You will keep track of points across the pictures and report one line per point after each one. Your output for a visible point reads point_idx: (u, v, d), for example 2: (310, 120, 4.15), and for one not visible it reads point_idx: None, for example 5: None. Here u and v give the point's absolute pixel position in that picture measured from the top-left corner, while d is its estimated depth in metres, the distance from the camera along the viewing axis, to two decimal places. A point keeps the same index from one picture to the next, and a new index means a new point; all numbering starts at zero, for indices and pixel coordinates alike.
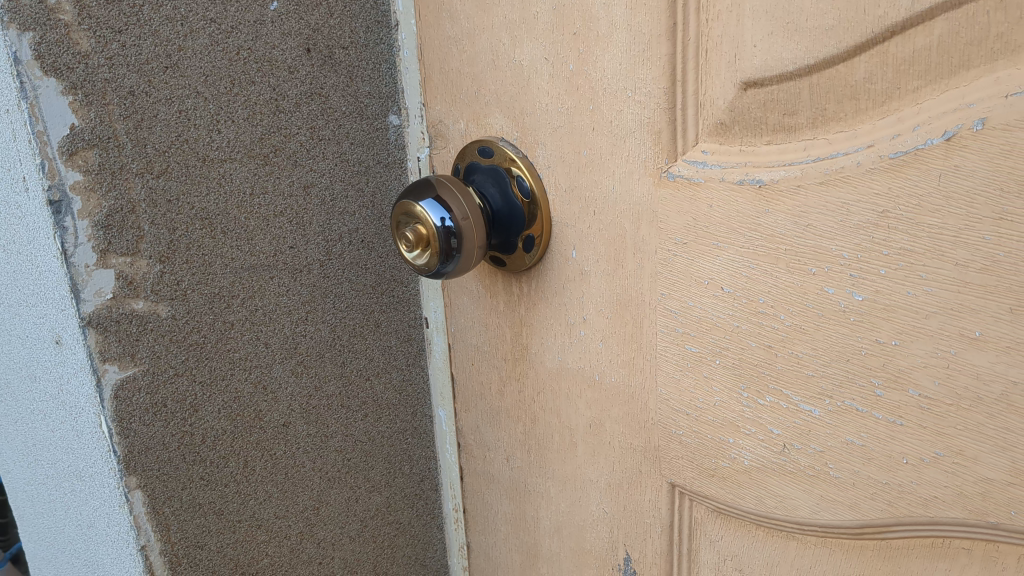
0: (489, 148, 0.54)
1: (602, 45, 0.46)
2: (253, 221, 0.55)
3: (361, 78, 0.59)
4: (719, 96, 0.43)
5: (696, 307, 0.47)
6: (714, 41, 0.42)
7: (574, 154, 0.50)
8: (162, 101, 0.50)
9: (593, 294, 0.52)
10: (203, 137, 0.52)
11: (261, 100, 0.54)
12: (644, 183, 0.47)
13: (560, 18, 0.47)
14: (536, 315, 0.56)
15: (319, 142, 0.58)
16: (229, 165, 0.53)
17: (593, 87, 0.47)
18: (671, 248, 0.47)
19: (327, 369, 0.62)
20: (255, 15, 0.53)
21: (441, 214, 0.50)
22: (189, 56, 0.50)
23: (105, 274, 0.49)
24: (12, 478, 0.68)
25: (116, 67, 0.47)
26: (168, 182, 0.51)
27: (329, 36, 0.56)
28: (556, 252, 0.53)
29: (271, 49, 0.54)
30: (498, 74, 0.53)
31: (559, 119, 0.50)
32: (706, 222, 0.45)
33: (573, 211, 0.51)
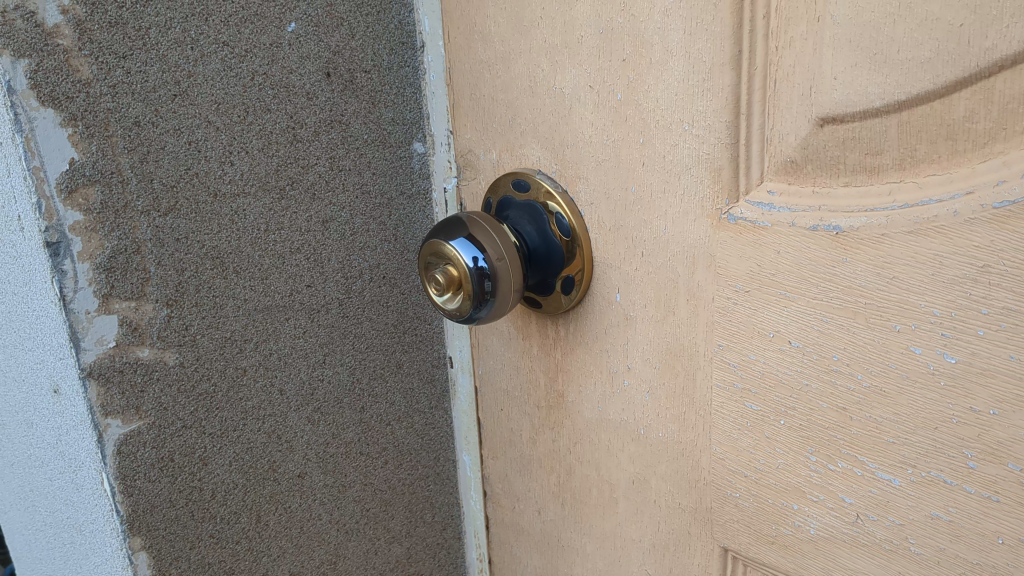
0: (523, 182, 0.49)
1: (654, 73, 0.42)
2: (267, 259, 0.51)
3: (384, 103, 0.53)
4: (791, 131, 0.38)
5: (758, 362, 0.42)
6: (785, 71, 0.38)
7: (619, 191, 0.45)
8: (169, 132, 0.46)
9: (640, 343, 0.47)
10: (215, 170, 0.48)
11: (277, 129, 0.49)
12: (701, 225, 0.42)
13: (607, 44, 0.43)
14: (573, 361, 0.52)
15: (339, 173, 0.52)
16: (243, 200, 0.49)
17: (643, 118, 0.43)
18: (732, 296, 0.42)
19: (346, 416, 0.57)
20: (272, 38, 0.48)
21: (473, 254, 0.46)
22: (199, 83, 0.46)
23: (107, 321, 0.46)
24: (15, 516, 0.65)
25: (120, 96, 0.44)
26: (176, 220, 0.47)
27: (351, 59, 0.51)
28: (598, 294, 0.49)
29: (288, 74, 0.49)
30: (535, 102, 0.47)
31: (604, 152, 0.45)
32: (772, 269, 0.40)
33: (618, 252, 0.47)
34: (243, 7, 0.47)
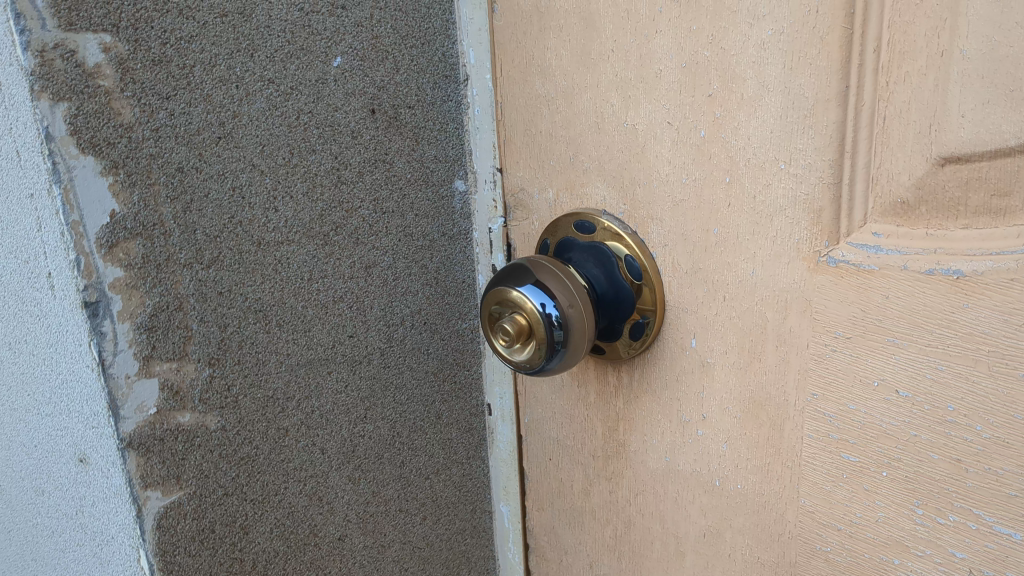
0: (587, 223, 0.46)
1: (746, 110, 0.39)
2: (310, 310, 0.47)
3: (427, 141, 0.50)
4: (903, 171, 0.36)
5: (859, 412, 0.40)
6: (895, 108, 0.36)
7: (699, 233, 0.43)
8: (213, 178, 0.42)
9: (718, 391, 0.45)
10: (258, 217, 0.44)
11: (321, 171, 0.46)
12: (795, 268, 0.40)
13: (690, 78, 0.40)
14: (637, 410, 0.49)
15: (382, 216, 0.49)
16: (287, 248, 0.46)
17: (731, 157, 0.40)
18: (829, 342, 0.40)
19: (386, 472, 0.54)
20: (318, 73, 0.44)
21: (543, 300, 0.43)
22: (244, 124, 0.42)
23: (148, 385, 0.42)
24: None
25: (163, 139, 0.40)
26: (220, 274, 0.43)
27: (395, 94, 0.48)
28: (670, 340, 0.46)
29: (334, 111, 0.46)
30: (602, 138, 0.45)
31: (683, 192, 0.43)
32: (879, 315, 0.38)
33: (695, 296, 0.44)
34: (290, 41, 0.43)
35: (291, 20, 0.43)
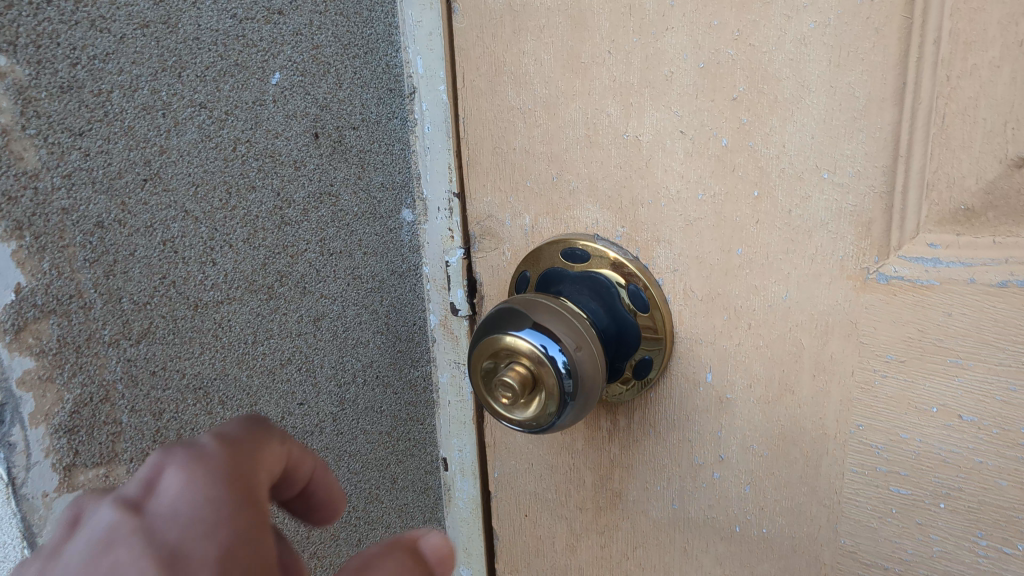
0: (579, 250, 0.41)
1: (779, 115, 0.34)
2: (255, 379, 0.39)
3: (373, 166, 0.43)
4: (970, 173, 0.31)
5: (912, 441, 0.36)
6: (961, 105, 0.31)
7: (717, 255, 0.38)
8: (140, 231, 0.33)
9: (740, 429, 0.40)
10: (194, 274, 0.35)
11: (263, 212, 0.38)
12: (839, 287, 0.36)
13: (709, 81, 0.35)
14: (637, 455, 0.44)
15: (329, 258, 0.41)
16: (228, 307, 0.37)
17: (760, 167, 0.36)
18: (879, 369, 0.36)
19: (343, 555, 0.46)
20: (255, 94, 0.36)
21: (545, 342, 0.36)
22: (173, 160, 0.34)
23: (71, 501, 0.32)
24: None
25: (77, 187, 0.30)
26: (151, 348, 0.34)
27: (338, 114, 0.40)
28: (679, 376, 0.41)
29: (274, 138, 0.37)
30: (594, 154, 0.39)
31: (698, 211, 0.38)
32: (939, 335, 0.34)
33: (712, 326, 0.39)
34: (222, 55, 0.35)
35: (223, 30, 0.35)
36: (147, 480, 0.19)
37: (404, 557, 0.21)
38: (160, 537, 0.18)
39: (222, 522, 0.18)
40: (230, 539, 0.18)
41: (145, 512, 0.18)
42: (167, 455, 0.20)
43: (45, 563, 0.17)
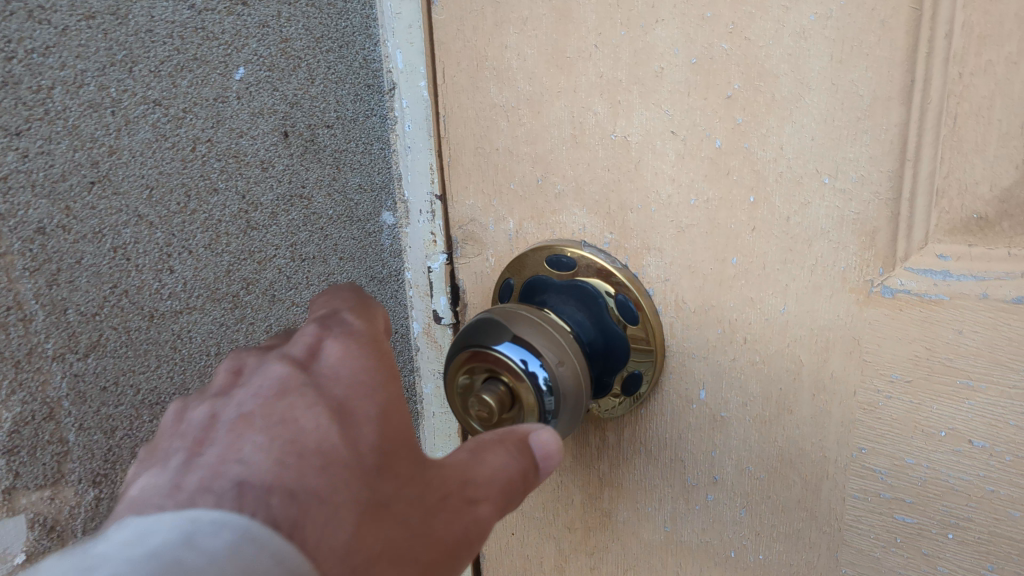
0: (565, 258, 0.38)
1: (777, 115, 0.32)
2: None
3: (349, 167, 0.40)
4: (984, 179, 0.29)
5: (919, 467, 0.34)
6: (974, 105, 0.28)
7: (711, 265, 0.35)
8: (88, 237, 0.31)
9: (735, 449, 0.38)
10: (149, 283, 0.33)
11: (226, 216, 0.35)
12: (841, 301, 0.33)
13: (702, 77, 0.33)
14: (628, 474, 0.41)
15: (301, 264, 0.39)
16: (187, 317, 0.35)
17: (756, 171, 0.33)
18: (883, 389, 0.33)
19: None
20: (216, 90, 0.34)
21: (525, 357, 0.34)
22: (124, 161, 0.31)
23: (11, 527, 0.30)
24: None
25: (16, 191, 0.28)
26: (101, 362, 0.32)
27: (310, 111, 0.38)
28: (671, 392, 0.39)
29: (238, 137, 0.35)
30: (580, 155, 0.37)
31: (691, 217, 0.35)
32: (948, 353, 0.32)
33: (706, 340, 0.37)
34: (178, 49, 0.32)
35: (180, 21, 0.32)
36: (316, 343, 0.29)
37: (520, 451, 0.29)
38: (330, 394, 0.27)
39: (368, 393, 0.27)
40: (375, 406, 0.27)
41: (314, 365, 0.28)
42: (330, 328, 0.30)
43: (215, 407, 0.26)
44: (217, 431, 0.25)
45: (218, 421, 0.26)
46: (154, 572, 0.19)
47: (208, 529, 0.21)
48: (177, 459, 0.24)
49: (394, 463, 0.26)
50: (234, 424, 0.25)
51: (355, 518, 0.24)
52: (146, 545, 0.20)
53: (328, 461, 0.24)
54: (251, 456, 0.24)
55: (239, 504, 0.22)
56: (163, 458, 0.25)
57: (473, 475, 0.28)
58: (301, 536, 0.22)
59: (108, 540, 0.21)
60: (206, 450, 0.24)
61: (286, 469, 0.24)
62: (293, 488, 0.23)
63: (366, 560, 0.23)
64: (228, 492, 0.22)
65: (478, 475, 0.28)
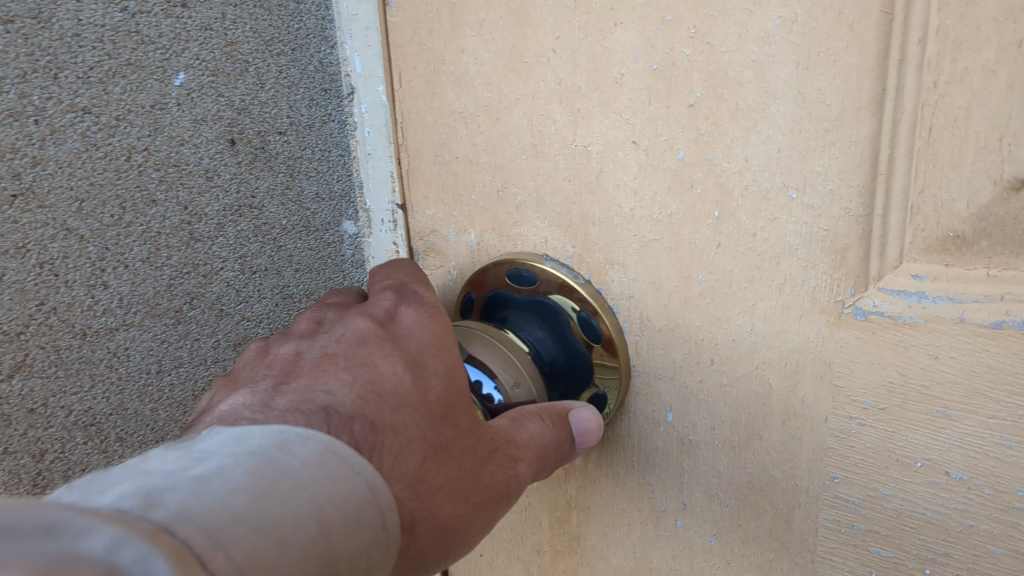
0: (525, 271, 0.37)
1: (741, 124, 0.30)
2: (162, 414, 0.35)
3: (304, 174, 0.39)
4: (960, 196, 0.27)
5: (894, 499, 0.31)
6: (949, 117, 0.26)
7: (676, 281, 0.33)
8: (9, 253, 0.29)
9: (704, 474, 0.36)
10: (80, 299, 0.32)
11: (167, 228, 0.34)
12: (811, 322, 0.31)
13: (663, 84, 0.31)
14: (596, 497, 0.40)
15: (252, 277, 0.38)
16: (125, 334, 0.33)
17: (721, 184, 0.31)
18: (856, 416, 0.31)
19: None
20: (153, 96, 0.32)
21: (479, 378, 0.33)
22: (49, 173, 0.30)
23: None
24: None
25: None
26: (27, 383, 0.31)
27: (260, 117, 0.36)
28: (639, 414, 0.37)
29: (179, 145, 0.34)
30: (539, 164, 0.35)
31: (654, 232, 0.33)
32: (923, 381, 0.29)
33: (672, 361, 0.35)
34: (110, 53, 0.31)
35: (111, 24, 0.31)
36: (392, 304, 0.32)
37: (559, 424, 0.32)
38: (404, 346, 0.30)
39: (437, 352, 0.30)
40: (445, 363, 0.30)
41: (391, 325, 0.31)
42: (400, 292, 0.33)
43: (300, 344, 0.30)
44: (302, 370, 0.29)
45: (303, 357, 0.30)
46: (257, 468, 0.21)
47: (296, 439, 0.23)
48: (264, 385, 0.28)
49: (459, 412, 0.29)
50: (321, 361, 0.29)
51: (421, 454, 0.27)
52: (243, 449, 0.22)
53: (403, 403, 0.28)
54: (338, 389, 0.27)
55: (328, 426, 0.25)
56: (251, 387, 0.28)
57: (514, 438, 0.30)
58: (379, 457, 0.25)
59: (205, 442, 0.23)
60: (295, 380, 0.28)
61: (367, 404, 0.27)
62: (373, 420, 0.27)
63: (428, 490, 0.27)
64: (318, 413, 0.25)
65: (518, 437, 0.31)
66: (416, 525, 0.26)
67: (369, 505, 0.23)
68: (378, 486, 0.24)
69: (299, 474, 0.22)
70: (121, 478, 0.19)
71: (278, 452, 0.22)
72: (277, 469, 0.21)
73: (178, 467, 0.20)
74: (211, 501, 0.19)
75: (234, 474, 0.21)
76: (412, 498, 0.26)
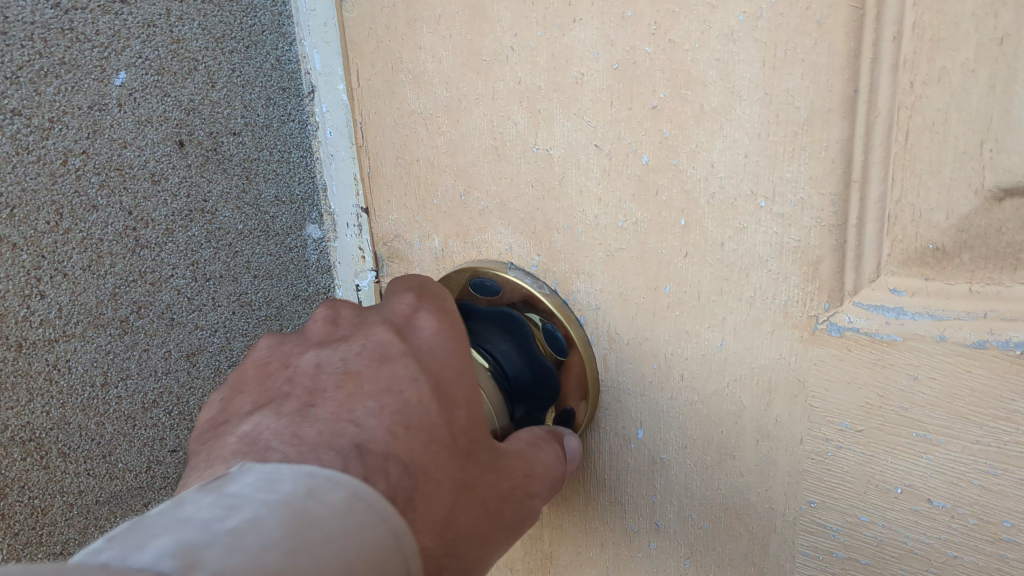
0: (489, 281, 0.36)
1: (706, 127, 0.28)
2: (109, 427, 0.34)
3: (261, 177, 0.38)
4: (939, 205, 0.24)
5: (875, 526, 0.28)
6: (926, 121, 0.24)
7: (645, 292, 0.32)
8: None
9: (677, 494, 0.33)
10: (15, 310, 0.30)
11: (110, 234, 0.33)
12: (782, 338, 0.28)
13: (625, 85, 0.29)
14: (570, 515, 0.38)
15: (206, 284, 0.37)
16: (65, 346, 0.32)
17: (687, 191, 0.29)
18: (831, 437, 0.28)
19: None
20: (91, 97, 0.31)
21: None
22: None
23: None
24: None
25: None
26: None
27: (210, 118, 0.35)
28: (610, 430, 0.35)
29: (122, 148, 0.32)
30: (501, 168, 0.34)
31: (620, 240, 0.32)
32: (903, 402, 0.26)
33: (641, 376, 0.33)
34: (42, 52, 0.29)
35: (42, 22, 0.29)
36: (411, 309, 0.29)
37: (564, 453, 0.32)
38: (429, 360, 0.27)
39: (460, 376, 0.27)
40: (467, 390, 0.27)
41: (409, 336, 0.28)
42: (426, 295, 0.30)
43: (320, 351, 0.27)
44: (324, 394, 0.25)
45: (324, 368, 0.26)
46: (283, 539, 0.18)
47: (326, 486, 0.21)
48: (289, 407, 0.25)
49: (483, 445, 0.27)
50: (344, 377, 0.26)
51: (451, 497, 0.25)
52: (275, 491, 0.20)
53: (432, 439, 0.25)
54: (364, 419, 0.24)
55: (363, 471, 0.22)
56: (275, 406, 0.25)
57: (532, 467, 0.29)
58: (411, 510, 0.23)
59: (235, 481, 0.21)
60: (319, 398, 0.25)
61: (398, 440, 0.24)
62: (406, 461, 0.24)
63: (454, 536, 0.25)
64: (350, 453, 0.23)
65: (537, 465, 0.30)
66: (441, 572, 0.24)
67: (397, 553, 0.21)
68: (403, 535, 0.22)
69: (330, 524, 0.20)
70: (159, 529, 0.18)
71: (309, 499, 0.20)
72: (307, 518, 0.19)
73: (211, 517, 0.19)
74: (246, 561, 0.17)
75: (268, 526, 0.19)
76: (440, 546, 0.24)
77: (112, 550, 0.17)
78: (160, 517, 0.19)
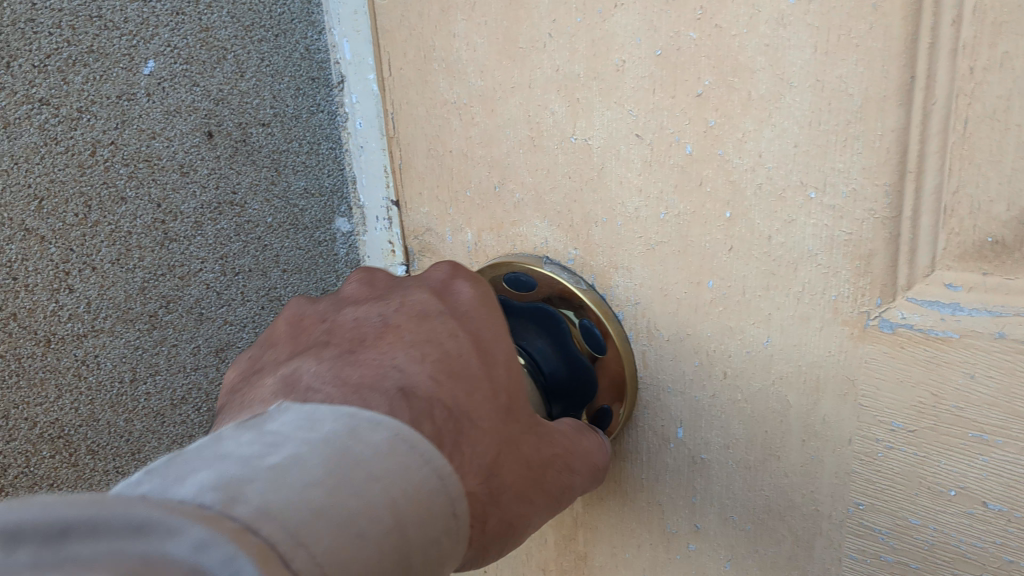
0: (524, 276, 0.35)
1: (753, 116, 0.27)
2: (137, 424, 0.33)
3: (291, 169, 0.37)
4: (999, 197, 0.23)
5: (927, 530, 0.27)
6: (985, 108, 0.22)
7: (688, 286, 0.31)
8: None
9: (718, 495, 0.32)
10: (42, 303, 0.30)
11: (139, 226, 0.32)
12: (830, 335, 0.27)
13: (668, 73, 0.28)
14: (606, 515, 0.37)
15: (235, 278, 0.36)
16: (93, 341, 0.32)
17: (733, 183, 0.28)
18: (882, 438, 0.27)
19: None
20: (118, 86, 0.31)
21: None
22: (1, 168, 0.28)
23: None
24: None
25: None
26: None
27: (239, 108, 0.35)
28: (649, 428, 0.34)
29: (150, 139, 0.32)
30: (537, 159, 0.33)
31: (660, 233, 0.31)
32: (958, 402, 0.25)
33: (682, 373, 0.32)
34: (69, 40, 0.29)
35: (68, 9, 0.29)
36: (448, 274, 0.28)
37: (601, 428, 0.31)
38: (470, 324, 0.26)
39: (497, 336, 0.26)
40: (505, 350, 0.26)
41: (449, 298, 0.27)
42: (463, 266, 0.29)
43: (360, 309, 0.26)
44: (365, 341, 0.24)
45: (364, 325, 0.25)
46: (327, 479, 0.18)
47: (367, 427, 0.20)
48: (328, 354, 0.24)
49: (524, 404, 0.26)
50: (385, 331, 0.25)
51: (495, 446, 0.24)
52: (316, 432, 0.19)
53: (474, 388, 0.24)
54: (408, 365, 0.23)
55: (410, 412, 0.21)
56: (313, 353, 0.24)
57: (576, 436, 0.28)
58: (458, 453, 0.22)
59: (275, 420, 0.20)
60: (358, 348, 0.24)
61: (441, 386, 0.23)
62: (449, 404, 0.23)
63: (500, 485, 0.24)
64: (395, 393, 0.22)
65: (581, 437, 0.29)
66: (485, 521, 0.23)
67: (443, 496, 0.20)
68: (448, 475, 0.21)
69: (376, 463, 0.19)
70: (201, 463, 0.17)
71: (351, 438, 0.19)
72: (351, 458, 0.19)
73: (254, 453, 0.18)
74: (289, 496, 0.17)
75: (311, 464, 0.18)
76: (486, 492, 0.23)
77: (154, 481, 0.17)
78: (198, 452, 0.18)
